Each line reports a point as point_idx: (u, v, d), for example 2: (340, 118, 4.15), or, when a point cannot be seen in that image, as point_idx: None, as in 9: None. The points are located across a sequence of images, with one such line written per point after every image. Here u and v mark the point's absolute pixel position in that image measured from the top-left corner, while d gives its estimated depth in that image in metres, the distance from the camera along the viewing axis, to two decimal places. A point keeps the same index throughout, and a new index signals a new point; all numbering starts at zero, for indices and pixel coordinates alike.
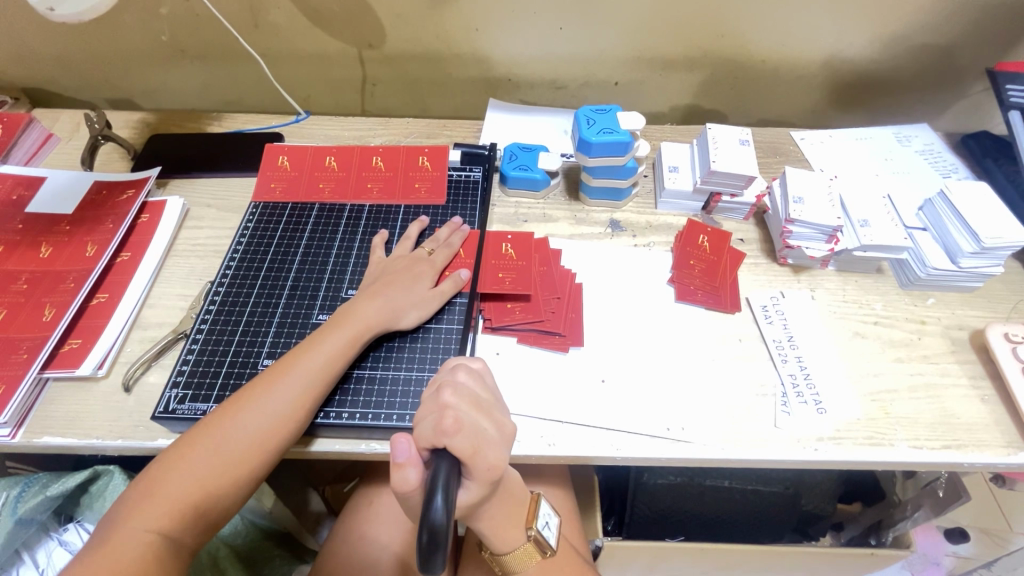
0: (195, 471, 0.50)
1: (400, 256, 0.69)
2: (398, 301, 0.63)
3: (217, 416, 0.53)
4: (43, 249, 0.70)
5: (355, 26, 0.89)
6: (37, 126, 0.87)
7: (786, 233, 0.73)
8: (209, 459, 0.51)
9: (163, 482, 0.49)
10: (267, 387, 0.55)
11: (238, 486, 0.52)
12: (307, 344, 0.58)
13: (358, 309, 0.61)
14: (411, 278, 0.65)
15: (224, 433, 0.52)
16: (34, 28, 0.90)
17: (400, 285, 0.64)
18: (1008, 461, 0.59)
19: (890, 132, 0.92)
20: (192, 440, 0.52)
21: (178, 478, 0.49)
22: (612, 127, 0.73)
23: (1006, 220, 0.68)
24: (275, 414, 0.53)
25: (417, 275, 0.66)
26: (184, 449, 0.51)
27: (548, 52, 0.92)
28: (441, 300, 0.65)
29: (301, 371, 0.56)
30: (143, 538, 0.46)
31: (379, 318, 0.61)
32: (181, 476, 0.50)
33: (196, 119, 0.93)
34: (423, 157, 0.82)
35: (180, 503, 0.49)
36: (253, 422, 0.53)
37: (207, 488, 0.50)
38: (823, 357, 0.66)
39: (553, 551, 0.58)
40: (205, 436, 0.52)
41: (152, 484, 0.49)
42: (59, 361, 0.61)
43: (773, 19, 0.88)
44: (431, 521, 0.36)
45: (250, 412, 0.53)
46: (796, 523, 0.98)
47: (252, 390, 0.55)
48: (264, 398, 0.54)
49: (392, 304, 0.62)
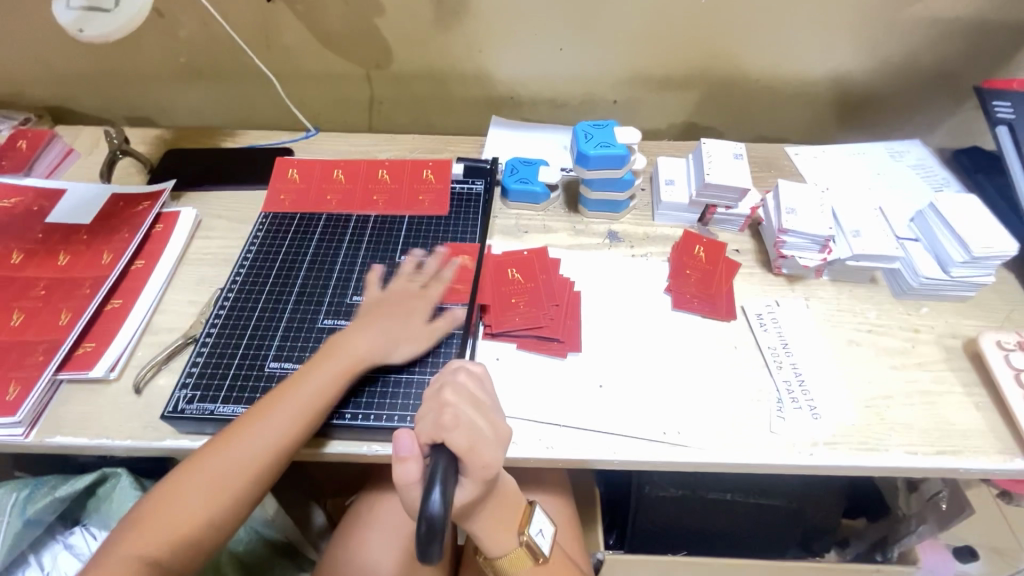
0: (185, 504, 0.52)
1: (396, 285, 0.69)
2: (390, 338, 0.63)
3: (208, 448, 0.55)
4: (60, 257, 0.73)
5: (364, 47, 0.93)
6: (59, 141, 0.91)
7: (780, 243, 0.75)
8: (200, 494, 0.52)
9: (155, 515, 0.51)
10: (256, 419, 0.56)
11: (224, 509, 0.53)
12: (298, 377, 0.59)
13: (353, 343, 0.62)
14: (406, 312, 0.66)
15: (213, 466, 0.53)
16: (60, 49, 0.95)
17: (393, 320, 0.65)
18: (1002, 467, 0.60)
19: (883, 148, 0.94)
20: (184, 474, 0.53)
21: (168, 512, 0.51)
22: (609, 142, 0.76)
23: (994, 230, 0.70)
24: (264, 447, 0.55)
25: (411, 309, 0.66)
26: (178, 479, 0.53)
27: (548, 71, 0.96)
28: (435, 336, 0.65)
29: (290, 404, 0.57)
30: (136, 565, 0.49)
31: (372, 352, 0.62)
32: (172, 508, 0.52)
33: (210, 136, 0.96)
34: (427, 170, 0.85)
35: (171, 533, 0.51)
36: (241, 456, 0.54)
37: (196, 519, 0.52)
38: (818, 366, 0.67)
39: (546, 558, 0.57)
40: (195, 468, 0.53)
41: (143, 515, 0.51)
42: (72, 363, 0.63)
43: (764, 39, 0.92)
44: (428, 511, 0.37)
45: (238, 446, 0.54)
46: (800, 537, 0.97)
47: (242, 422, 0.56)
48: (254, 433, 0.55)
49: (383, 341, 0.63)
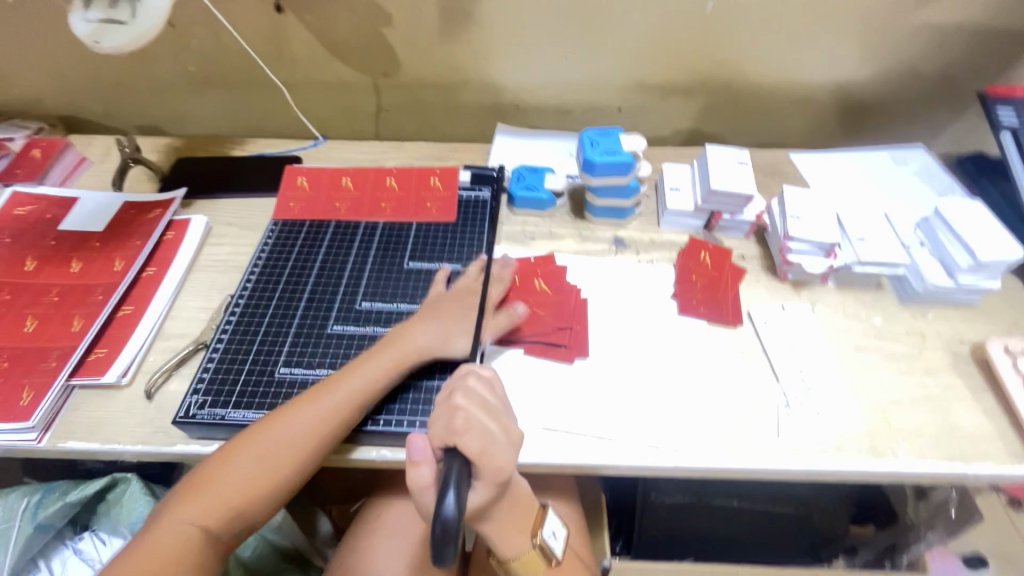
0: (237, 476, 0.53)
1: (459, 284, 0.70)
2: (449, 329, 0.64)
3: (264, 424, 0.56)
4: (73, 264, 0.74)
5: (372, 56, 0.95)
6: (72, 150, 0.92)
7: (786, 249, 0.75)
8: (252, 467, 0.54)
9: (208, 484, 0.53)
10: (310, 402, 0.57)
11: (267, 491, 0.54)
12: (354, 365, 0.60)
13: (411, 333, 0.63)
14: (466, 307, 0.67)
15: (266, 442, 0.55)
16: (74, 60, 0.96)
17: (453, 314, 0.66)
18: (1012, 472, 0.60)
19: (887, 154, 0.95)
20: (239, 446, 0.55)
21: (221, 482, 0.53)
22: (615, 149, 0.77)
23: (1000, 236, 0.70)
24: (315, 430, 0.56)
25: (472, 306, 0.67)
26: (232, 452, 0.54)
27: (553, 79, 0.97)
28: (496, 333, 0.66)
29: (341, 392, 0.58)
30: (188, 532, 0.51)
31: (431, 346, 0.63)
32: (224, 479, 0.53)
33: (220, 144, 0.98)
34: (435, 177, 0.86)
35: (222, 502, 0.53)
36: (294, 435, 0.55)
37: (244, 492, 0.53)
38: (825, 371, 0.67)
39: (559, 560, 0.57)
40: (247, 445, 0.55)
41: (198, 483, 0.53)
42: (85, 369, 0.64)
43: (767, 47, 0.93)
44: (442, 515, 0.38)
45: (290, 427, 0.56)
46: (807, 545, 0.97)
47: (297, 402, 0.57)
48: (304, 416, 0.56)
49: (442, 332, 0.64)
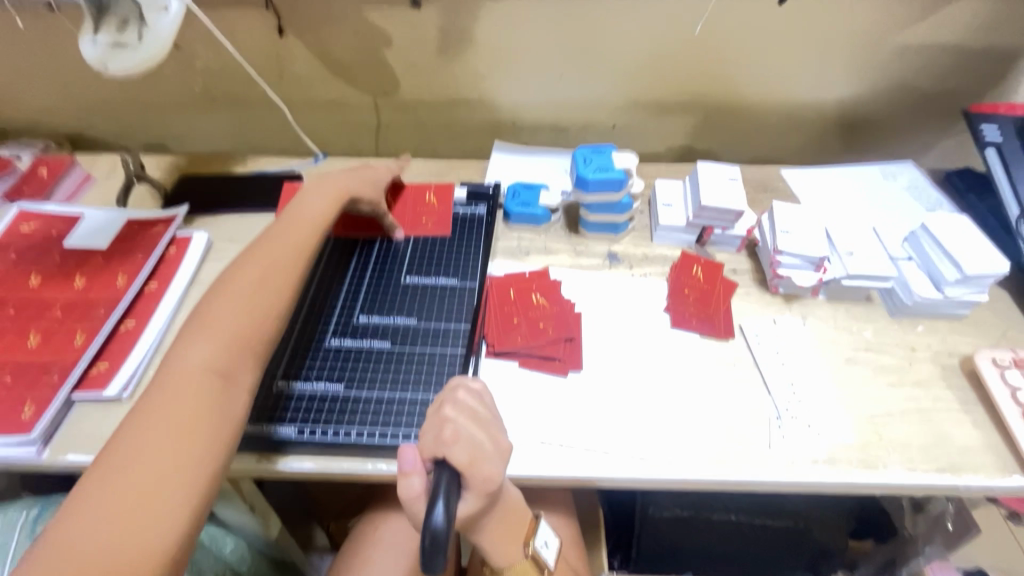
0: (214, 335, 0.55)
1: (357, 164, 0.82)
2: (364, 184, 0.77)
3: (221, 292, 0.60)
4: (77, 280, 0.75)
5: (372, 76, 0.97)
6: (78, 167, 0.94)
7: (776, 263, 0.76)
8: (226, 322, 0.57)
9: (195, 340, 0.55)
10: (256, 252, 0.65)
11: (262, 329, 0.58)
12: (283, 223, 0.69)
13: (334, 183, 0.75)
14: (369, 169, 0.80)
15: (228, 301, 0.59)
16: (82, 81, 0.99)
17: (359, 171, 0.79)
18: (1002, 484, 0.60)
19: (877, 169, 0.97)
20: (206, 308, 0.58)
21: (205, 337, 0.55)
22: (607, 166, 0.79)
23: (985, 250, 0.71)
24: (268, 271, 0.63)
25: (375, 169, 0.80)
26: (206, 317, 0.57)
27: (548, 98, 0.99)
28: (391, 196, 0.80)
29: (286, 237, 0.67)
30: (190, 382, 0.51)
31: (342, 189, 0.74)
32: (200, 343, 0.54)
33: (223, 161, 1.00)
34: (430, 193, 0.88)
35: (211, 360, 0.53)
36: (250, 281, 0.61)
37: (235, 335, 0.56)
38: (816, 384, 0.68)
39: (551, 570, 0.57)
40: (214, 309, 0.58)
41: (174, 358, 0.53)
42: (86, 383, 0.65)
43: (757, 66, 0.95)
44: (432, 526, 0.38)
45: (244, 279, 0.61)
46: (807, 559, 0.96)
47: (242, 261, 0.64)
48: (260, 261, 0.63)
49: (360, 184, 0.77)
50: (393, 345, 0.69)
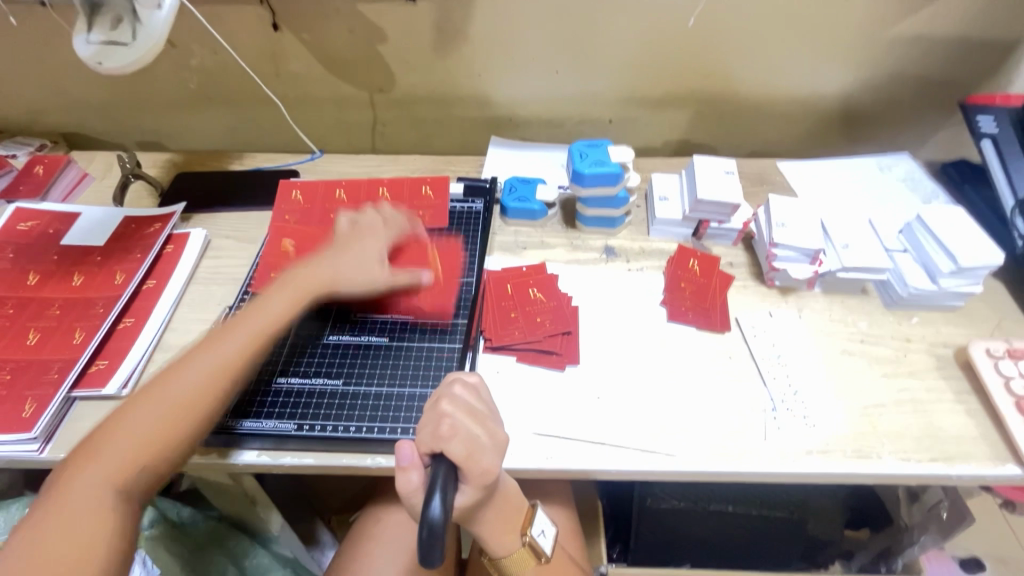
0: (162, 407, 0.55)
1: (353, 228, 0.74)
2: (344, 271, 0.69)
3: (182, 362, 0.58)
4: (74, 278, 0.75)
5: (368, 72, 0.97)
6: (74, 166, 0.94)
7: (772, 256, 0.77)
8: (173, 395, 0.56)
9: (135, 409, 0.54)
10: (218, 342, 0.60)
11: (205, 407, 0.56)
12: (247, 313, 0.64)
13: (316, 274, 0.69)
14: (361, 249, 0.71)
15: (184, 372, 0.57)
16: (77, 79, 0.99)
17: (349, 254, 0.71)
18: (996, 473, 0.61)
19: (872, 162, 0.97)
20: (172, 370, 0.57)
21: (128, 425, 0.53)
22: (603, 160, 0.79)
23: (980, 241, 0.72)
24: (222, 359, 0.59)
25: (366, 247, 0.72)
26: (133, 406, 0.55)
27: (544, 93, 0.99)
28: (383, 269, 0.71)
29: (247, 330, 0.62)
30: (117, 462, 0.51)
31: (320, 279, 0.68)
32: (149, 410, 0.54)
33: (219, 159, 1.00)
34: (425, 186, 0.88)
35: (152, 431, 0.53)
36: (209, 360, 0.58)
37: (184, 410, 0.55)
38: (812, 375, 0.69)
39: (549, 558, 0.58)
40: (170, 376, 0.57)
41: (119, 418, 0.54)
42: (86, 381, 0.66)
43: (753, 60, 0.95)
44: (430, 518, 0.39)
45: (200, 364, 0.58)
46: (803, 549, 0.97)
47: (207, 342, 0.60)
48: (218, 347, 0.60)
49: (340, 274, 0.69)
50: (389, 342, 0.69)
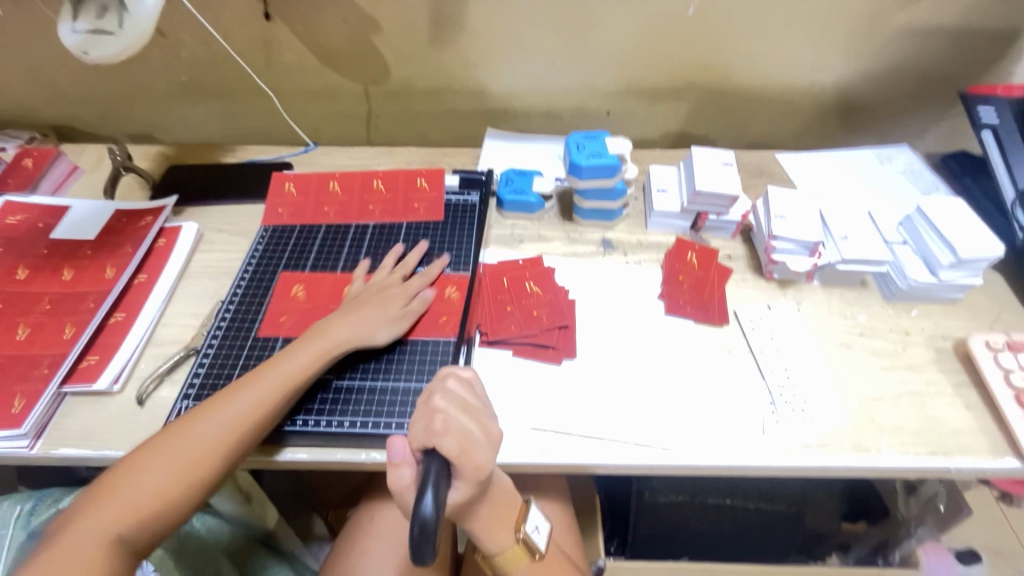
0: (206, 434, 0.55)
1: (377, 280, 0.72)
2: (370, 321, 0.66)
3: (229, 391, 0.58)
4: (64, 272, 0.74)
5: (362, 63, 0.95)
6: (64, 158, 0.93)
7: (770, 249, 0.76)
8: (217, 426, 0.55)
9: (184, 429, 0.55)
10: (256, 380, 0.59)
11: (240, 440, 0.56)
12: (280, 358, 0.61)
13: (341, 324, 0.65)
14: (386, 300, 0.68)
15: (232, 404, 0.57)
16: (66, 71, 0.97)
17: (374, 305, 0.67)
18: (994, 466, 0.60)
19: (872, 153, 0.96)
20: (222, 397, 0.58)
21: (175, 448, 0.54)
22: (600, 152, 0.78)
23: (980, 233, 0.71)
24: (259, 402, 0.58)
25: (390, 299, 0.68)
26: (155, 444, 0.54)
27: (541, 84, 0.98)
28: (408, 320, 0.68)
29: (281, 374, 0.60)
30: (150, 485, 0.51)
31: (343, 336, 0.64)
32: (194, 436, 0.54)
33: (212, 151, 0.98)
34: (421, 179, 0.87)
35: (191, 458, 0.53)
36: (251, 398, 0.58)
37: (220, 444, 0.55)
38: (810, 368, 0.68)
39: (543, 554, 0.57)
40: (218, 404, 0.57)
41: (169, 436, 0.54)
42: (76, 376, 0.65)
43: (752, 50, 0.94)
44: (421, 515, 0.38)
45: (241, 399, 0.57)
46: (800, 542, 0.97)
47: (253, 377, 0.60)
48: (257, 386, 0.59)
49: (365, 324, 0.65)
50: None
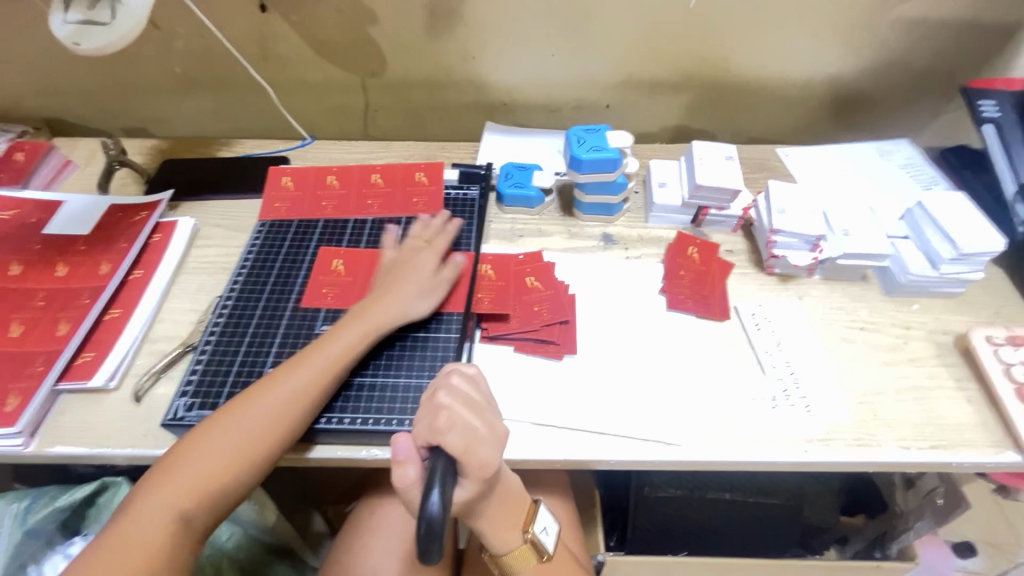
0: (249, 425, 0.55)
1: (403, 249, 0.73)
2: (411, 295, 0.66)
3: (271, 378, 0.58)
4: (58, 268, 0.73)
5: (359, 55, 0.94)
6: (56, 152, 0.91)
7: (772, 243, 0.76)
8: (259, 417, 0.55)
9: (227, 421, 0.55)
10: (294, 365, 0.59)
11: (280, 428, 0.55)
12: (326, 338, 0.62)
13: (382, 302, 0.65)
14: (415, 267, 0.69)
15: (271, 393, 0.57)
16: (58, 63, 0.96)
17: (409, 279, 0.68)
18: (995, 460, 0.61)
19: (872, 147, 0.96)
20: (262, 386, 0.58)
21: (219, 438, 0.54)
22: (601, 145, 0.77)
23: (981, 227, 0.71)
24: (301, 388, 0.57)
25: (421, 263, 0.70)
26: (202, 432, 0.55)
27: (541, 77, 0.97)
28: (442, 287, 0.69)
29: (324, 356, 0.60)
30: (195, 477, 0.52)
31: (388, 312, 0.65)
32: (236, 427, 0.55)
33: (207, 145, 0.97)
34: (420, 173, 0.86)
35: (235, 450, 0.54)
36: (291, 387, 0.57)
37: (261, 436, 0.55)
38: (812, 363, 0.68)
39: (551, 555, 0.58)
40: (259, 393, 0.57)
41: (210, 427, 0.55)
42: (72, 374, 0.64)
43: (753, 42, 0.93)
44: (427, 513, 0.37)
45: (281, 387, 0.57)
46: (798, 536, 0.97)
47: (294, 363, 0.59)
48: (298, 372, 0.58)
49: (406, 298, 0.66)
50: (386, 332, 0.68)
